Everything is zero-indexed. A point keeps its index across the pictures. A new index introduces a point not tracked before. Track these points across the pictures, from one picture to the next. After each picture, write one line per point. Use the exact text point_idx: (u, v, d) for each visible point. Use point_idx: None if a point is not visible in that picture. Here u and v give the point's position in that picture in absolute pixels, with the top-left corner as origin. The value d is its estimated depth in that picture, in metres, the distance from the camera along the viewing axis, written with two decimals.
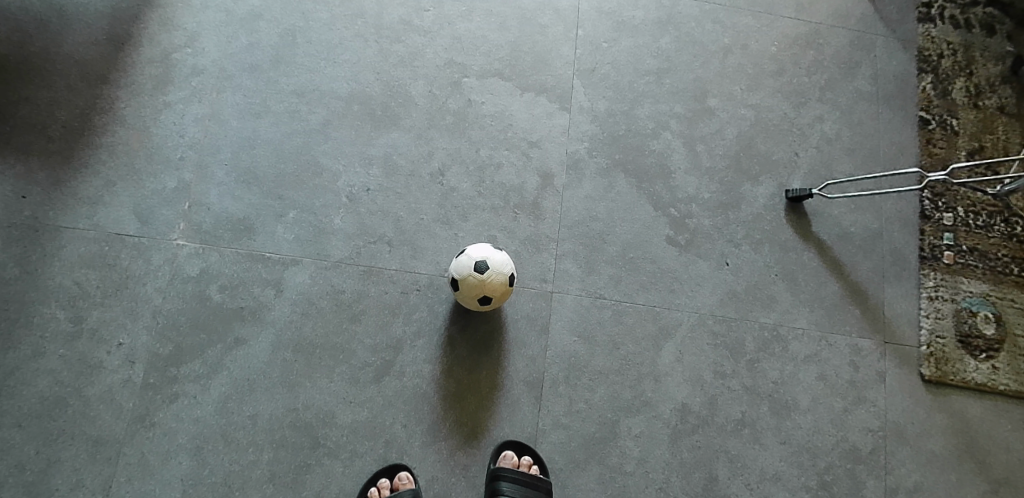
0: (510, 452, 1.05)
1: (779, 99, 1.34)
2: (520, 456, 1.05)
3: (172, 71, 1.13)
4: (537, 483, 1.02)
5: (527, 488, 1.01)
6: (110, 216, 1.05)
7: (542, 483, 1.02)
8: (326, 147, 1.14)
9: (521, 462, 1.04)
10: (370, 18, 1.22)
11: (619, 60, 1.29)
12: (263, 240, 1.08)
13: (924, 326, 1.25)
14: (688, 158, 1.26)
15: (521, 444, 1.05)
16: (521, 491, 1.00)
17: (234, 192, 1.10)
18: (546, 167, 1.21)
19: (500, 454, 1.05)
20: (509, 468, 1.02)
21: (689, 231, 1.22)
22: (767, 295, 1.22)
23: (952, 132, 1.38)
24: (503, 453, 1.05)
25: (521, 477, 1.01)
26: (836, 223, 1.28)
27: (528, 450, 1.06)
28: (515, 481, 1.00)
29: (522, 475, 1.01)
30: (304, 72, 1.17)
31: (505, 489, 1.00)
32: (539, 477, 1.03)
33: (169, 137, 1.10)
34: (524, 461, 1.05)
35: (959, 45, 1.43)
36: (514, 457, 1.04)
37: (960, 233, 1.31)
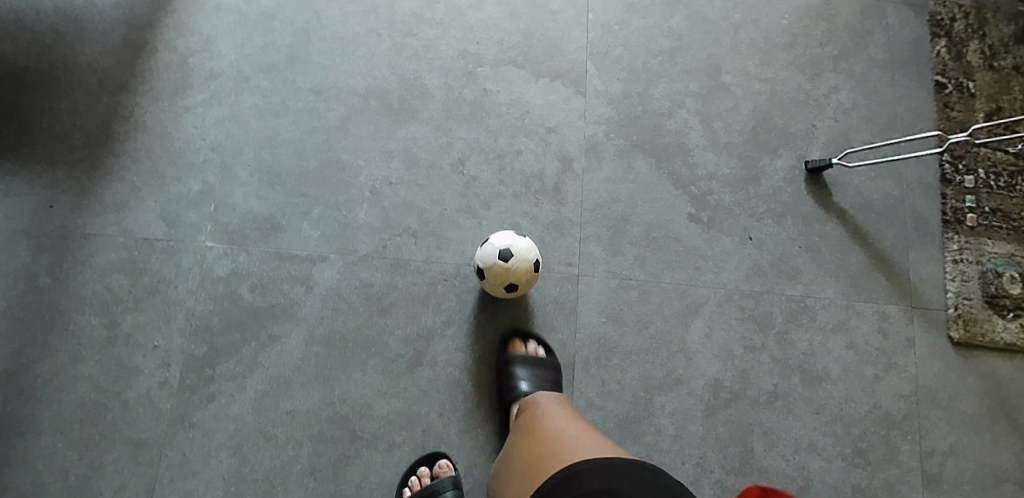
0: (518, 340, 1.08)
1: (793, 72, 1.33)
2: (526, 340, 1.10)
3: (189, 75, 1.14)
4: (546, 362, 1.07)
5: (539, 370, 1.05)
6: (138, 221, 1.06)
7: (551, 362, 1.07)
8: (346, 143, 1.15)
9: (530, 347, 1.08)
10: (382, 13, 1.22)
11: (631, 42, 1.30)
12: (290, 238, 1.09)
13: (950, 290, 1.25)
14: (706, 136, 1.27)
15: (529, 331, 1.09)
16: (535, 375, 1.04)
17: (258, 192, 1.10)
18: (565, 152, 1.22)
19: (508, 343, 1.08)
20: (521, 356, 1.06)
21: (711, 207, 1.23)
22: (793, 267, 1.22)
23: (968, 95, 1.37)
24: (512, 340, 1.09)
25: (533, 362, 1.05)
26: (857, 192, 1.28)
27: (534, 334, 1.10)
28: (528, 367, 1.04)
29: (534, 362, 1.05)
30: (321, 69, 1.17)
31: (519, 371, 1.05)
32: (548, 356, 1.08)
33: (191, 140, 1.11)
34: (532, 345, 1.08)
35: (971, 8, 1.43)
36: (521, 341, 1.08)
37: (982, 194, 1.30)
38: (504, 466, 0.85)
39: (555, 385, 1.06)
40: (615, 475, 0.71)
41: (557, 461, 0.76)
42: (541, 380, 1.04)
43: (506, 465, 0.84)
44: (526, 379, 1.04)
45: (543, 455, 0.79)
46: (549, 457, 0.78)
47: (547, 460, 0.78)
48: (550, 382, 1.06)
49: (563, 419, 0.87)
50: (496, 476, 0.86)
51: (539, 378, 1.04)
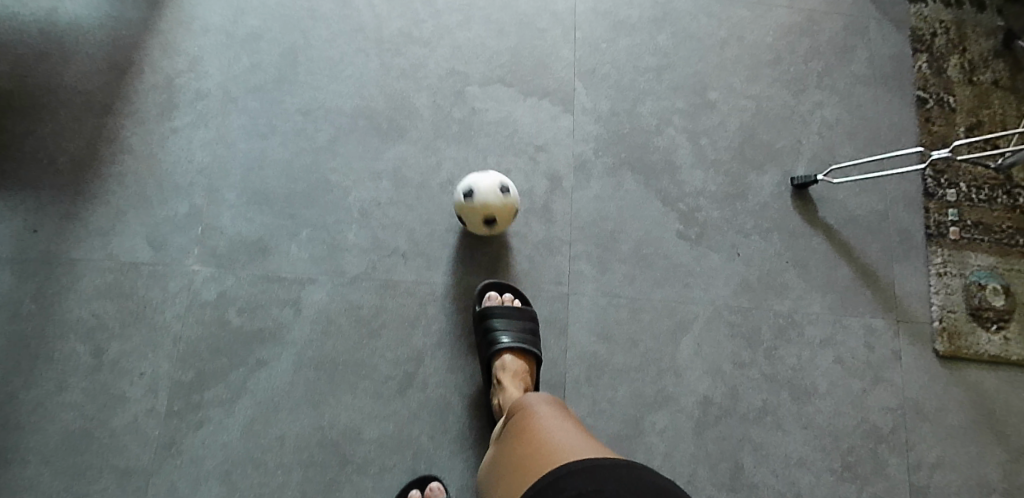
0: (493, 293, 1.09)
1: (777, 89, 1.35)
2: (502, 295, 1.10)
3: (175, 96, 1.12)
4: (524, 313, 1.08)
5: (517, 318, 1.06)
6: (123, 246, 1.05)
7: (527, 311, 1.08)
8: (335, 164, 1.14)
9: (505, 299, 1.09)
10: (370, 33, 1.22)
11: (618, 60, 1.31)
12: (278, 260, 1.08)
13: (935, 303, 1.27)
14: (693, 152, 1.28)
15: (504, 284, 1.10)
16: (513, 322, 1.05)
17: (246, 215, 1.09)
18: (554, 170, 1.22)
19: (485, 296, 1.09)
20: (498, 306, 1.07)
21: (699, 224, 1.23)
22: (780, 283, 1.23)
23: (950, 109, 1.40)
24: (487, 294, 1.10)
25: (510, 310, 1.06)
26: (842, 207, 1.29)
27: (508, 288, 1.12)
28: (506, 314, 1.05)
29: (511, 310, 1.06)
30: (308, 90, 1.17)
31: (498, 324, 1.05)
32: (525, 308, 1.09)
33: (178, 162, 1.10)
34: (507, 298, 1.10)
35: (951, 24, 1.46)
36: (497, 296, 1.09)
37: (964, 208, 1.33)
38: (498, 467, 0.84)
39: (533, 334, 1.07)
40: (603, 477, 0.69)
41: (545, 463, 0.75)
42: (520, 328, 1.05)
43: (499, 467, 0.83)
44: (506, 327, 1.04)
45: (532, 457, 0.78)
46: (538, 459, 0.76)
47: (538, 463, 0.76)
48: (529, 330, 1.07)
49: (553, 417, 0.85)
50: (491, 478, 0.85)
51: (518, 327, 1.05)
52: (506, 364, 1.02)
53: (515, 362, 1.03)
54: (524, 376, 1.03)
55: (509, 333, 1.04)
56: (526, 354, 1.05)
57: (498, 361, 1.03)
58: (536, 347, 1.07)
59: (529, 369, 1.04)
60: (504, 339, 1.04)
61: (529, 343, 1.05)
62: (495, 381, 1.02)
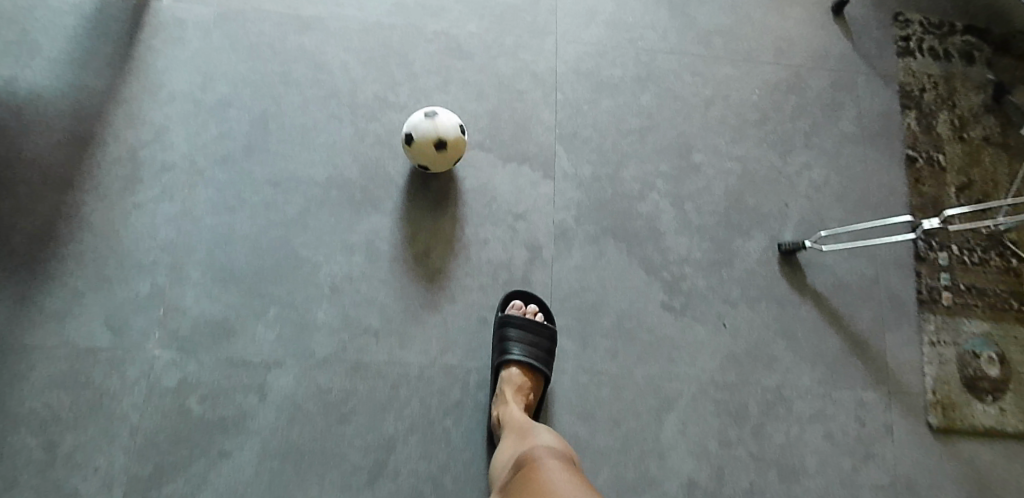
0: (517, 301, 1.10)
1: (764, 149, 1.31)
2: (527, 305, 1.11)
3: (139, 168, 1.07)
4: (542, 331, 1.07)
5: (531, 333, 1.06)
6: (81, 330, 1.00)
7: (546, 329, 1.08)
8: (305, 237, 1.10)
9: (528, 310, 1.09)
10: (344, 97, 1.18)
11: (600, 122, 1.27)
12: (243, 343, 1.03)
13: (928, 373, 1.22)
14: (677, 218, 1.24)
15: (530, 297, 1.10)
16: (526, 337, 1.05)
17: (210, 294, 1.04)
18: (534, 239, 1.18)
19: (508, 304, 1.10)
20: (517, 316, 1.07)
21: (684, 294, 1.19)
22: (768, 355, 1.18)
23: (940, 168, 1.35)
24: (512, 303, 1.10)
25: (528, 324, 1.06)
26: (832, 274, 1.25)
27: (535, 299, 1.11)
28: (521, 328, 1.06)
29: (529, 324, 1.06)
30: (278, 159, 1.12)
31: (511, 336, 1.06)
32: (545, 324, 1.08)
33: (140, 238, 1.05)
34: (530, 309, 1.10)
35: (940, 77, 1.43)
36: (521, 306, 1.10)
37: (956, 272, 1.29)
38: None
39: (547, 353, 1.07)
40: None
41: None
42: (532, 344, 1.06)
43: None
44: (518, 340, 1.05)
45: None
46: None
47: None
48: (542, 346, 1.07)
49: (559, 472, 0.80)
50: None
51: (531, 343, 1.05)
52: (510, 376, 1.04)
53: (520, 377, 1.04)
54: (526, 392, 1.04)
55: (520, 347, 1.05)
56: (532, 371, 1.05)
57: (504, 372, 1.05)
58: (546, 367, 1.07)
59: (532, 387, 1.05)
60: (514, 352, 1.04)
61: (538, 361, 1.05)
62: (497, 389, 1.04)
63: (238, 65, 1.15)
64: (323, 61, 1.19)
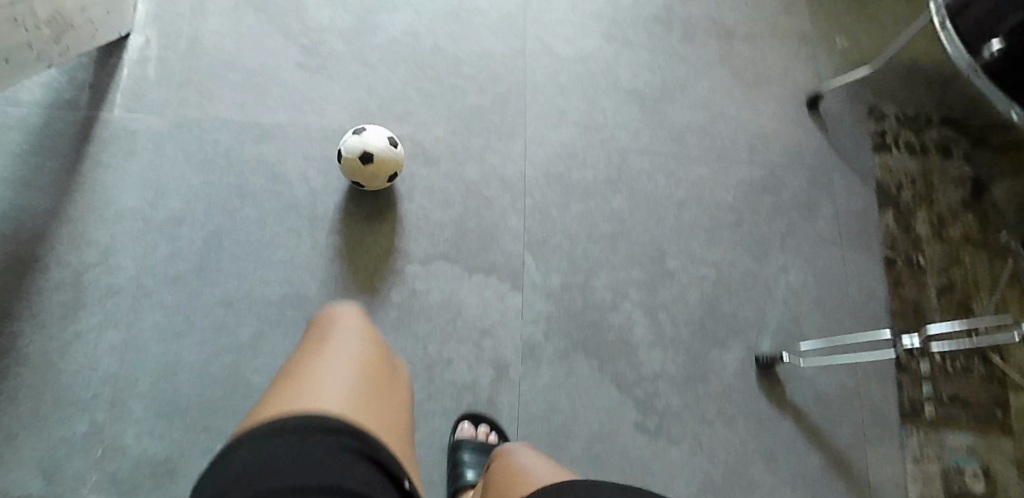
0: (467, 423, 1.06)
1: (740, 253, 1.28)
2: (478, 426, 1.07)
3: (83, 294, 1.02)
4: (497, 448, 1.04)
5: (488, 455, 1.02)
6: (9, 476, 0.92)
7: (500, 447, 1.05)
8: (257, 363, 1.04)
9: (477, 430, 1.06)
10: (303, 209, 1.14)
11: (570, 228, 1.23)
12: (186, 484, 0.95)
13: (913, 492, 1.17)
14: (651, 329, 1.20)
15: (478, 417, 1.07)
16: (481, 458, 1.01)
17: (154, 429, 0.98)
18: (500, 357, 1.13)
19: (457, 427, 1.06)
20: (469, 439, 1.04)
21: (658, 413, 1.14)
22: (746, 478, 1.13)
23: (919, 270, 1.32)
24: (462, 427, 1.06)
25: (482, 443, 1.03)
26: (810, 386, 1.21)
27: (484, 419, 1.07)
28: (475, 449, 1.02)
29: (480, 445, 1.03)
30: (231, 278, 1.07)
31: (467, 458, 1.02)
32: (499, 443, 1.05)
33: (80, 370, 0.98)
34: (481, 430, 1.06)
35: (917, 174, 1.40)
36: (472, 427, 1.06)
37: (939, 381, 1.25)
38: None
39: None
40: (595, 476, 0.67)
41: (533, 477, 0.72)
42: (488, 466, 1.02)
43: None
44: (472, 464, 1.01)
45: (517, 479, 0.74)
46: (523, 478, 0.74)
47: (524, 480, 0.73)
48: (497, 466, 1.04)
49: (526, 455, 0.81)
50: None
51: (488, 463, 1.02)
52: None
53: None
54: None
55: (477, 469, 1.01)
56: None
57: None
58: None
59: None
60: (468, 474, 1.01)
61: None
62: None
63: (192, 178, 1.11)
64: (282, 170, 1.15)
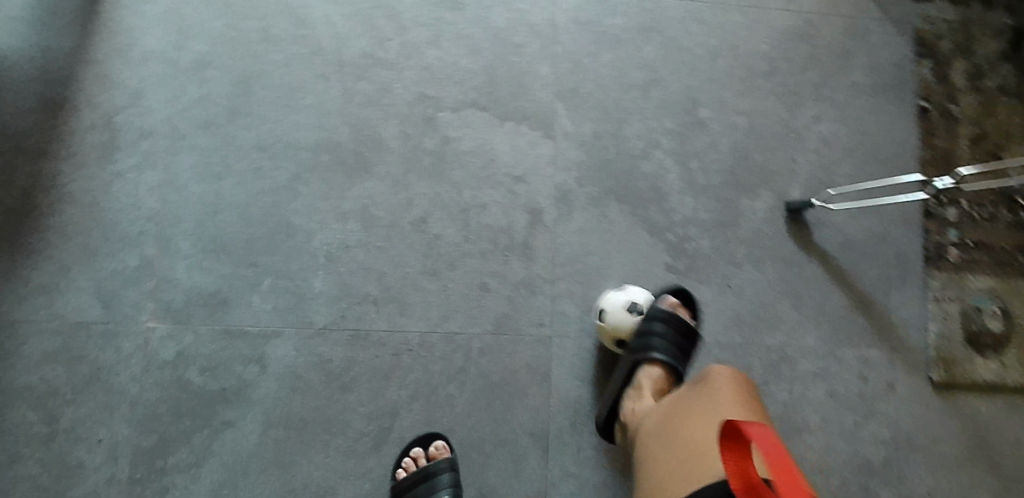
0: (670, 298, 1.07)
1: (772, 102, 1.26)
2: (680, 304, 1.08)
3: (118, 135, 1.02)
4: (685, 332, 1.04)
5: (675, 335, 1.02)
6: (70, 303, 0.97)
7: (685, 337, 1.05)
8: (295, 205, 1.06)
9: (678, 305, 1.08)
10: (330, 54, 1.11)
11: (602, 76, 1.21)
12: (239, 314, 1.02)
13: (932, 330, 1.22)
14: (682, 177, 1.20)
15: (682, 290, 1.07)
16: (669, 332, 1.02)
17: (202, 264, 1.02)
18: (534, 203, 1.14)
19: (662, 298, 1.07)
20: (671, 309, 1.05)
21: (688, 256, 1.17)
22: (772, 316, 1.18)
23: (953, 119, 1.29)
24: (664, 296, 1.08)
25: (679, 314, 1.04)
26: (839, 231, 1.22)
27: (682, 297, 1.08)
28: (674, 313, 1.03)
29: (669, 313, 1.03)
30: (262, 122, 1.07)
31: (658, 329, 1.02)
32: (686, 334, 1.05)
33: (124, 209, 1.01)
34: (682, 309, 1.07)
35: (957, 24, 1.35)
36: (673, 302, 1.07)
37: (964, 227, 1.26)
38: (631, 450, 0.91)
39: (682, 352, 1.04)
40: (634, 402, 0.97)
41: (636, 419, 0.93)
42: (676, 346, 1.02)
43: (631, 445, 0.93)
44: (660, 339, 1.01)
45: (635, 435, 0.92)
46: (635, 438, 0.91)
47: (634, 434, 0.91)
48: (686, 348, 1.03)
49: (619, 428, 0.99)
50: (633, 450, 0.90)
51: (670, 342, 1.02)
52: (649, 374, 1.00)
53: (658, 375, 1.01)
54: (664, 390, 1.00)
55: (660, 347, 1.01)
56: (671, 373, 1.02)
57: (641, 370, 1.01)
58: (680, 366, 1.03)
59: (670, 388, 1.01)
60: (659, 352, 1.01)
61: (675, 361, 1.02)
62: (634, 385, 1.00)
63: (214, 22, 1.09)
64: (306, 15, 1.12)
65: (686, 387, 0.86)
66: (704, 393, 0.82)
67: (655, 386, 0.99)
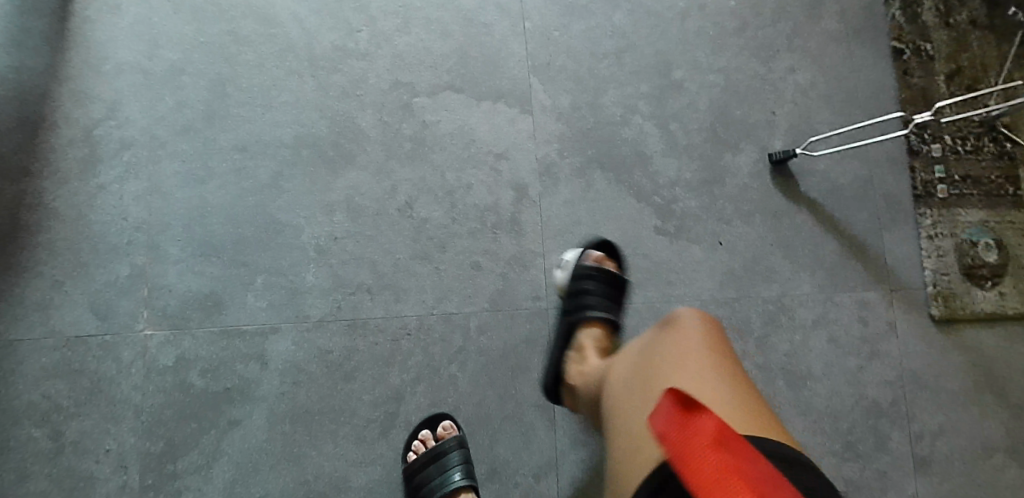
0: (595, 254, 1.09)
1: (746, 58, 1.26)
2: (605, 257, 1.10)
3: (98, 149, 1.03)
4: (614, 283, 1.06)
5: (608, 287, 1.04)
6: (66, 318, 0.98)
7: (617, 289, 1.06)
8: (281, 202, 1.06)
9: (605, 258, 1.10)
10: (301, 50, 1.12)
11: (574, 48, 1.21)
12: (235, 314, 1.02)
13: (927, 267, 1.22)
14: (664, 139, 1.20)
15: (607, 244, 1.09)
16: (602, 287, 1.04)
17: (194, 268, 1.02)
18: (518, 179, 1.15)
19: (587, 255, 1.08)
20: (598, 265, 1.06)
21: (677, 217, 1.18)
22: (766, 268, 1.18)
23: (927, 58, 1.29)
24: (590, 251, 1.09)
25: (607, 270, 1.05)
26: (824, 178, 1.23)
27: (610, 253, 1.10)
28: (602, 270, 1.05)
29: (596, 269, 1.05)
30: (240, 123, 1.08)
31: (592, 287, 1.03)
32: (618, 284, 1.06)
33: (111, 221, 1.01)
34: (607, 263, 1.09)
35: None
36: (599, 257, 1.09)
37: (950, 162, 1.25)
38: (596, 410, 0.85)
39: (617, 305, 1.05)
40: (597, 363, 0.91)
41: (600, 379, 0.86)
42: (609, 299, 1.04)
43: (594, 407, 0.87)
44: (595, 296, 1.03)
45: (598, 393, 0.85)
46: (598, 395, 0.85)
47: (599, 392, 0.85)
48: (617, 299, 1.06)
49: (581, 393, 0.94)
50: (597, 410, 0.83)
51: (604, 296, 1.04)
52: (591, 333, 1.00)
53: (599, 332, 1.01)
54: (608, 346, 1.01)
55: (596, 304, 1.03)
56: (610, 326, 1.03)
57: (583, 329, 1.01)
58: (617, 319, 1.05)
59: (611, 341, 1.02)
60: (596, 309, 1.02)
61: (612, 315, 1.03)
62: (577, 345, 1.00)
63: (183, 29, 1.09)
64: (273, 14, 1.12)
65: (651, 339, 0.80)
66: (670, 344, 0.76)
67: (597, 343, 0.99)
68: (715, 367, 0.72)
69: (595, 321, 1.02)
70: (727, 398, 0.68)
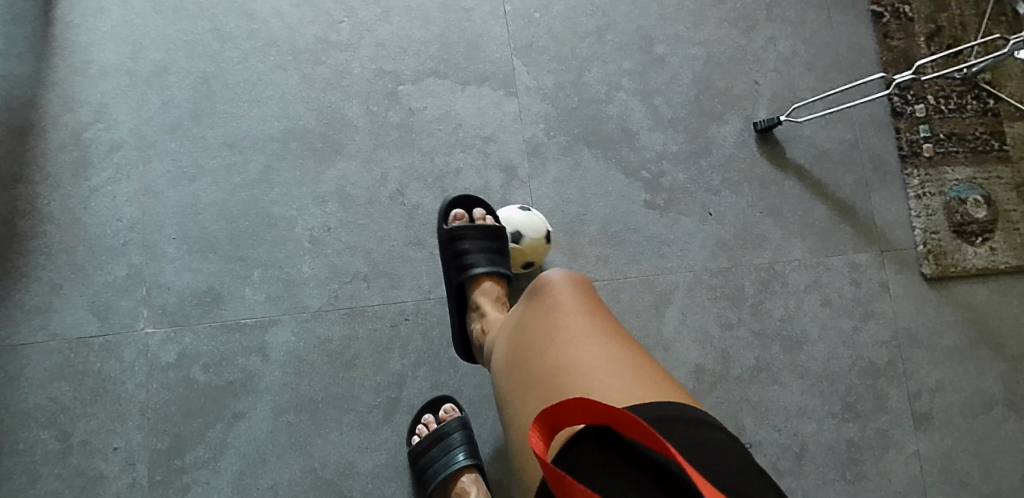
0: (461, 211, 1.05)
1: (726, 29, 1.27)
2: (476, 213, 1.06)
3: (88, 152, 1.04)
4: (495, 235, 1.03)
5: (487, 241, 1.01)
6: (67, 320, 0.99)
7: (498, 239, 1.03)
8: (273, 195, 1.07)
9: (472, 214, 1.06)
10: (285, 44, 1.13)
11: (555, 28, 1.22)
12: (234, 307, 1.03)
13: (917, 226, 1.23)
14: (649, 114, 1.21)
15: (474, 198, 1.05)
16: (480, 243, 1.01)
17: (190, 265, 1.03)
18: (507, 160, 1.16)
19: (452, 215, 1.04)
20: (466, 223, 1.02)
21: (666, 190, 1.19)
22: (757, 235, 1.19)
23: (907, 20, 1.30)
24: (452, 212, 1.05)
25: (478, 226, 1.01)
26: (810, 144, 1.24)
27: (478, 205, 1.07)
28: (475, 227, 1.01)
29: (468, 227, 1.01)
30: (228, 119, 1.09)
31: (470, 245, 1.00)
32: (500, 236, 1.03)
33: (106, 223, 1.02)
34: (479, 216, 1.05)
35: None
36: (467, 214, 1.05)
37: (935, 122, 1.26)
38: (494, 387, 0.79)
39: (501, 254, 1.03)
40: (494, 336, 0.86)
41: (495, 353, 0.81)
42: (490, 251, 1.01)
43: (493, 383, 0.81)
44: (475, 253, 1.00)
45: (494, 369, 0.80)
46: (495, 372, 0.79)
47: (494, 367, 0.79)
48: (499, 249, 1.03)
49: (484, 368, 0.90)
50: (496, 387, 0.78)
51: (484, 250, 1.01)
52: (484, 291, 0.99)
53: (492, 287, 1.00)
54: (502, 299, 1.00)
55: (478, 260, 1.00)
56: (498, 277, 1.01)
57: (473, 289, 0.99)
58: (505, 267, 1.03)
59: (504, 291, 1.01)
60: (479, 266, 0.99)
61: (499, 265, 1.02)
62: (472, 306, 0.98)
63: (165, 29, 1.10)
64: (254, 10, 1.13)
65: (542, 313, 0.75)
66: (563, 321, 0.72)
67: (492, 298, 0.98)
68: (600, 336, 0.70)
69: (483, 278, 1.00)
70: (625, 370, 0.65)
